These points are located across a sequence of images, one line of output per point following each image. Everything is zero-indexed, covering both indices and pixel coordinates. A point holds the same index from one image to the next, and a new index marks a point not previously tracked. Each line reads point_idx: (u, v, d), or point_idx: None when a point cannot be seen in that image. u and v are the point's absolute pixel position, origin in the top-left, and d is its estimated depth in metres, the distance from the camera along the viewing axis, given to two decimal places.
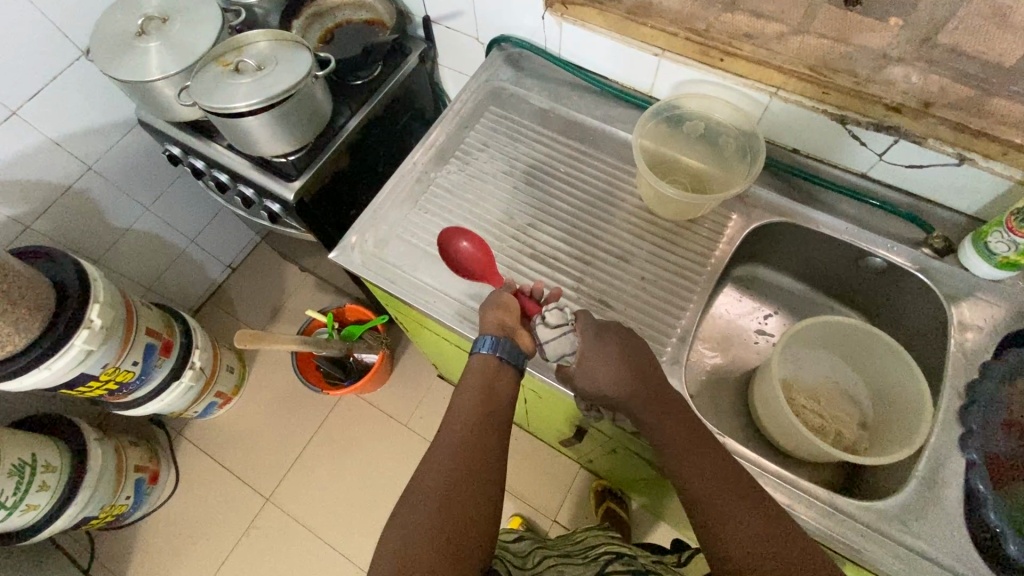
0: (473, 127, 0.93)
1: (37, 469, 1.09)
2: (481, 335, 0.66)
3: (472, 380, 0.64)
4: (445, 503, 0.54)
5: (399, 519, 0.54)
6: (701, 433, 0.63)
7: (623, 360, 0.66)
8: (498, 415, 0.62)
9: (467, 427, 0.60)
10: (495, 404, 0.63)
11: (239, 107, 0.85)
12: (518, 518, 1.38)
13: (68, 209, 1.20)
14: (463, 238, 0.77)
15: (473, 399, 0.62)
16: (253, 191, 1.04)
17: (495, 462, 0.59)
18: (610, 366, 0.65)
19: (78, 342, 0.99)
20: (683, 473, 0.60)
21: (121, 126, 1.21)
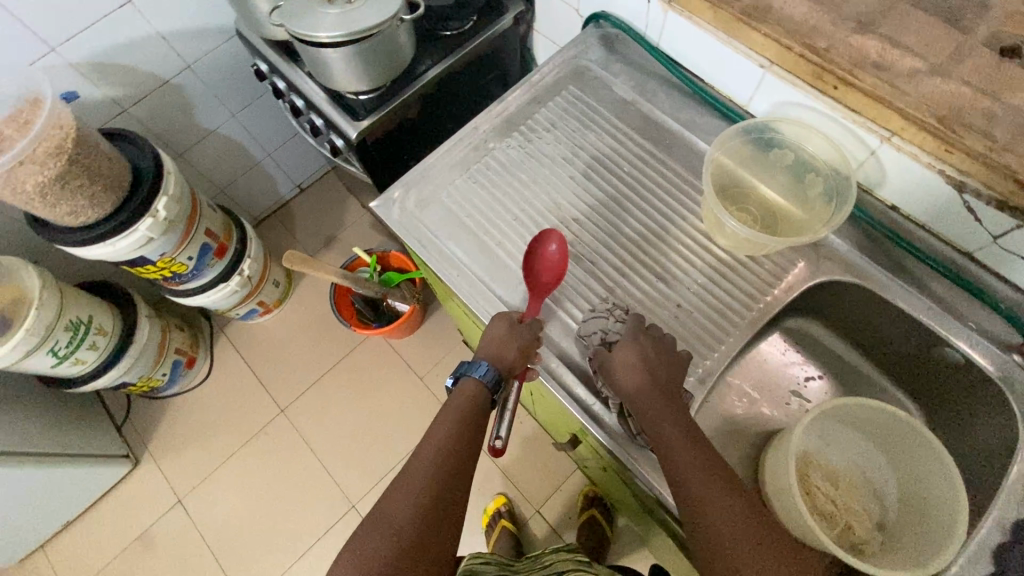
0: (546, 104, 0.88)
1: (90, 330, 1.21)
2: (481, 360, 0.68)
3: (461, 396, 0.67)
4: (410, 524, 0.54)
5: (364, 539, 0.53)
6: (697, 427, 0.60)
7: (645, 351, 0.65)
8: (474, 438, 0.64)
9: (441, 445, 0.62)
10: (472, 426, 0.64)
11: (320, 38, 0.85)
12: (503, 497, 1.39)
13: (162, 100, 1.27)
14: (553, 243, 0.72)
15: (454, 417, 0.65)
16: (324, 122, 1.05)
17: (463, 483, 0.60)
18: (630, 350, 0.64)
19: (142, 229, 1.06)
20: (677, 467, 0.57)
21: (222, 32, 1.25)
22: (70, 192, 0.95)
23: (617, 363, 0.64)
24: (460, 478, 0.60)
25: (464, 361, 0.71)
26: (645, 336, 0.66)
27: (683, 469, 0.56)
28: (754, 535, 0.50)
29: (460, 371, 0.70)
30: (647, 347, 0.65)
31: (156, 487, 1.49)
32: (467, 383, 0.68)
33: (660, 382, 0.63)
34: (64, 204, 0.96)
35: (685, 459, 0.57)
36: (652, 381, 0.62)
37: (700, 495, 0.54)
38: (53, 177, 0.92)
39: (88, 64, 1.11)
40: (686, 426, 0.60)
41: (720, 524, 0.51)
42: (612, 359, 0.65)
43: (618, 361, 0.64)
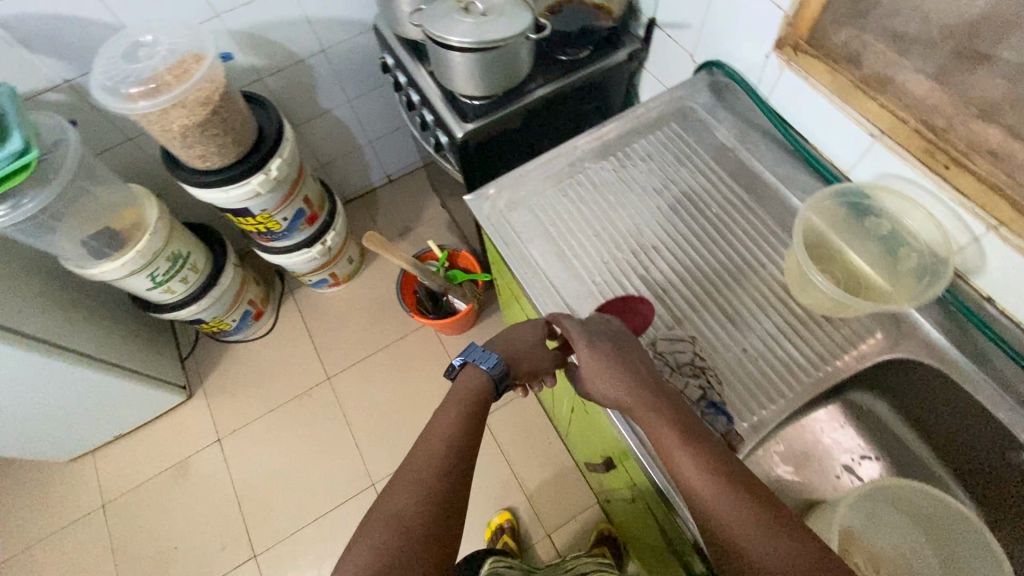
0: (646, 136, 0.91)
1: (186, 265, 1.33)
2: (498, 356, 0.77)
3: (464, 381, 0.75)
4: (411, 514, 0.58)
5: (369, 531, 0.57)
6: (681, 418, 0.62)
7: (617, 349, 0.68)
8: (475, 430, 0.69)
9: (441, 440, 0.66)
10: (473, 421, 0.69)
11: (452, 42, 0.93)
12: (509, 513, 1.38)
13: (294, 76, 1.41)
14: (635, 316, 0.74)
15: (458, 415, 0.70)
16: (433, 118, 1.13)
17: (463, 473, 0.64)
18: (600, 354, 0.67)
19: (253, 183, 1.17)
20: (672, 459, 0.59)
21: (360, 26, 1.38)
22: (205, 138, 1.07)
23: (594, 366, 0.68)
24: (461, 468, 0.64)
25: (477, 346, 0.78)
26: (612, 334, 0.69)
27: (679, 459, 0.58)
28: (755, 513, 0.52)
29: (472, 356, 0.77)
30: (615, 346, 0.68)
31: (201, 422, 1.59)
32: (475, 368, 0.76)
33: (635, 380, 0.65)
34: (198, 148, 1.08)
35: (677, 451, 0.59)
36: (630, 381, 0.65)
37: (698, 480, 0.56)
38: (196, 122, 1.04)
39: (243, 34, 1.25)
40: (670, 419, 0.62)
41: (722, 505, 0.53)
42: (587, 368, 0.68)
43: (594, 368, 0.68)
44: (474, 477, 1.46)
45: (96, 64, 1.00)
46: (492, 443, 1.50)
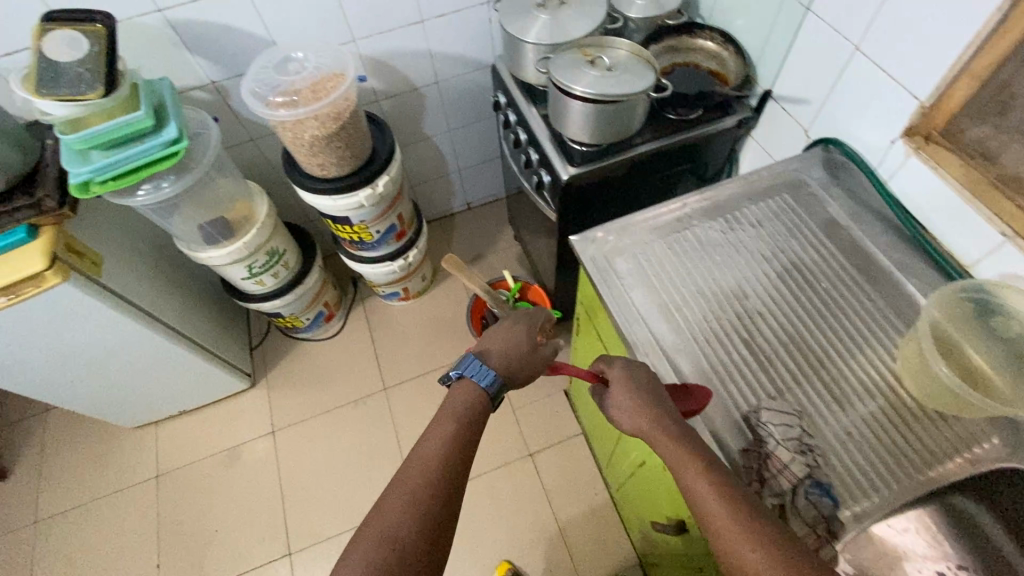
0: (757, 202, 0.92)
1: (279, 261, 1.41)
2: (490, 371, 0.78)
3: (459, 396, 0.76)
4: (402, 532, 0.61)
5: (361, 547, 0.60)
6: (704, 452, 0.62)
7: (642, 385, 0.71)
8: (465, 446, 0.71)
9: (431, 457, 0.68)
10: (462, 438, 0.71)
11: (575, 91, 0.98)
12: (507, 565, 1.36)
13: (406, 101, 1.50)
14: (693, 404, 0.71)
15: (448, 422, 0.72)
16: (538, 157, 1.18)
17: (453, 490, 0.67)
18: (621, 389, 0.71)
19: (360, 195, 1.24)
20: (695, 493, 0.60)
21: (475, 63, 1.47)
22: (327, 150, 1.15)
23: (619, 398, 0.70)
24: (448, 483, 0.66)
25: (475, 361, 0.78)
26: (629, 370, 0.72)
27: (700, 496, 0.59)
28: (774, 555, 0.53)
29: (468, 371, 0.78)
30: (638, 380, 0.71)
31: (258, 412, 1.65)
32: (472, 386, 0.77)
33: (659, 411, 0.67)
34: (319, 158, 1.17)
35: (699, 486, 0.59)
36: (654, 416, 0.67)
37: (719, 515, 0.57)
38: (324, 135, 1.12)
39: (373, 59, 1.36)
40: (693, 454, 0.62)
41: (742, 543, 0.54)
42: (612, 401, 0.71)
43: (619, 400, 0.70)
44: (515, 514, 1.44)
45: (249, 72, 1.10)
46: (535, 482, 1.48)
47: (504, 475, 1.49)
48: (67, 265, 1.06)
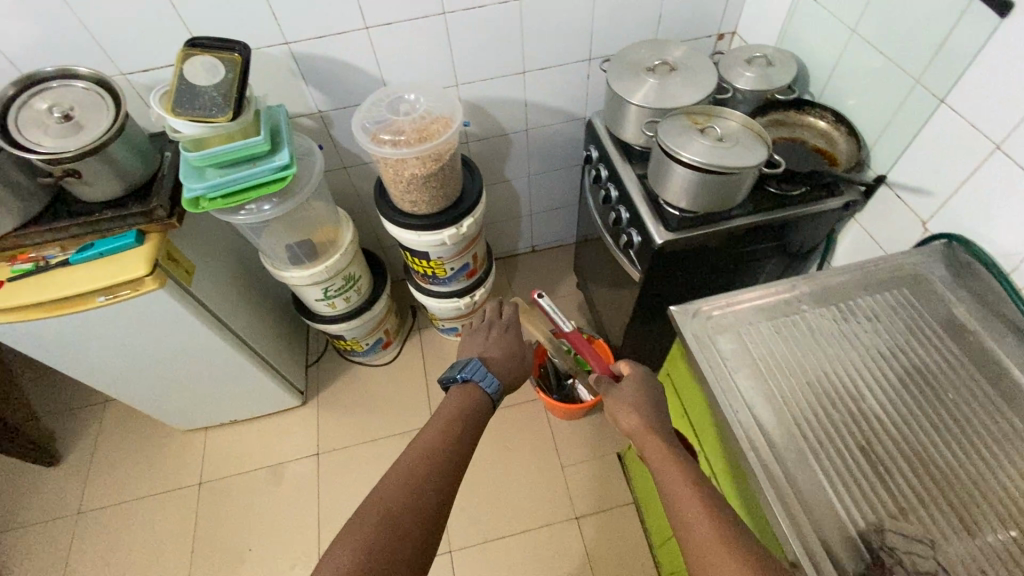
0: (872, 294, 0.87)
1: (352, 286, 1.43)
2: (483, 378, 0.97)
3: (464, 393, 0.97)
4: (397, 506, 0.76)
5: (365, 519, 0.73)
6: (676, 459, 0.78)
7: (639, 400, 0.88)
8: (452, 444, 0.87)
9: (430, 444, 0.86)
10: (453, 441, 0.88)
11: (682, 158, 0.97)
12: None
13: (493, 145, 1.53)
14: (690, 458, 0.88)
15: (440, 428, 0.89)
16: (630, 216, 1.16)
17: (443, 482, 0.81)
18: (624, 398, 0.88)
19: (445, 234, 1.25)
20: (666, 484, 0.75)
21: (565, 115, 1.50)
22: (422, 188, 1.17)
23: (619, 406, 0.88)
24: (439, 471, 0.82)
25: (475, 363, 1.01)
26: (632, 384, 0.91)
27: (668, 493, 0.73)
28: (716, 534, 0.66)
29: (472, 374, 0.99)
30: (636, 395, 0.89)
31: (306, 431, 1.64)
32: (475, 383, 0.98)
33: (649, 422, 0.84)
34: (413, 195, 1.19)
35: (671, 480, 0.75)
36: (660, 448, 0.80)
37: (682, 505, 0.71)
38: (422, 174, 1.14)
39: (470, 103, 1.40)
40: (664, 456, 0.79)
41: (696, 519, 0.68)
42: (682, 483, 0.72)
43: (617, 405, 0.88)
44: None
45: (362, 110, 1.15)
46: (579, 548, 1.40)
47: (547, 535, 1.42)
48: (165, 272, 1.10)
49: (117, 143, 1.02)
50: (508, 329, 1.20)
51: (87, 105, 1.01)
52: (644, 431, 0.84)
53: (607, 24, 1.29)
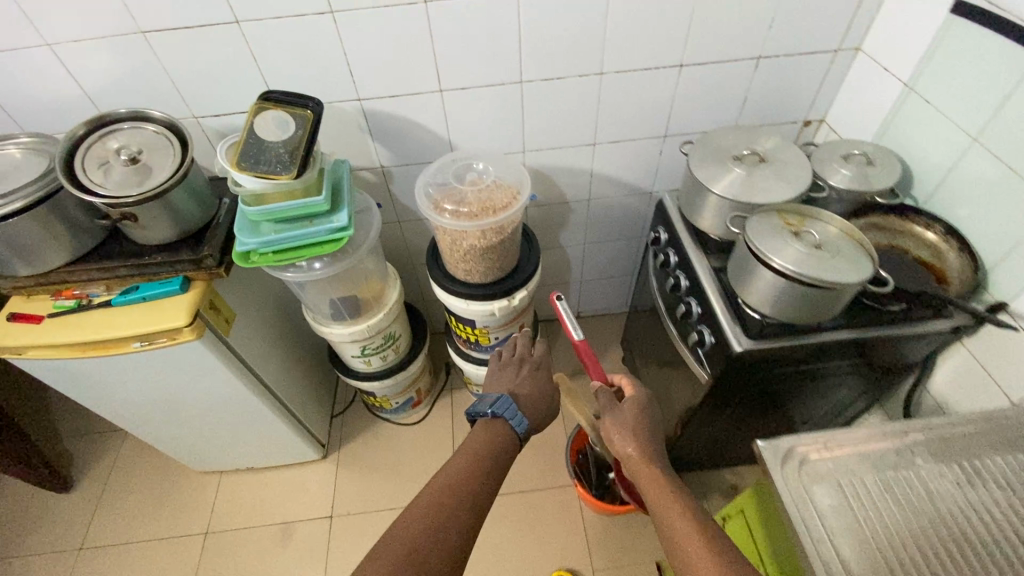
0: (1002, 454, 0.74)
1: (390, 345, 1.35)
2: (505, 409, 0.94)
3: (489, 429, 0.92)
4: (424, 529, 0.71)
5: (392, 541, 0.69)
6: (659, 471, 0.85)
7: (638, 424, 0.93)
8: (483, 469, 0.84)
9: (455, 478, 0.81)
10: (483, 466, 0.84)
11: (773, 264, 0.87)
12: None
13: (552, 212, 1.47)
14: None
15: (471, 454, 0.86)
16: (701, 311, 1.04)
17: (471, 506, 0.78)
18: (624, 420, 0.93)
19: (495, 304, 1.17)
20: (653, 497, 0.82)
21: (631, 189, 1.43)
22: (479, 258, 1.11)
23: (617, 423, 0.93)
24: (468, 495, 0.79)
25: (506, 401, 0.95)
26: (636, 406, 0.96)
27: (673, 523, 0.76)
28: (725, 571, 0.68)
29: (501, 413, 0.94)
30: (633, 412, 0.95)
31: (322, 489, 1.55)
32: (503, 425, 0.93)
33: (638, 435, 0.91)
34: (468, 264, 1.12)
35: (659, 494, 0.81)
36: None
37: (682, 535, 0.74)
38: (482, 246, 1.07)
39: (534, 170, 1.35)
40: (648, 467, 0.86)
41: (682, 529, 0.74)
42: None
43: (615, 423, 0.93)
44: None
45: (425, 176, 1.10)
46: None
47: None
48: (204, 322, 1.05)
49: (178, 190, 1.00)
50: (541, 369, 1.11)
51: (155, 150, 0.99)
52: (635, 444, 0.89)
53: (688, 104, 1.23)
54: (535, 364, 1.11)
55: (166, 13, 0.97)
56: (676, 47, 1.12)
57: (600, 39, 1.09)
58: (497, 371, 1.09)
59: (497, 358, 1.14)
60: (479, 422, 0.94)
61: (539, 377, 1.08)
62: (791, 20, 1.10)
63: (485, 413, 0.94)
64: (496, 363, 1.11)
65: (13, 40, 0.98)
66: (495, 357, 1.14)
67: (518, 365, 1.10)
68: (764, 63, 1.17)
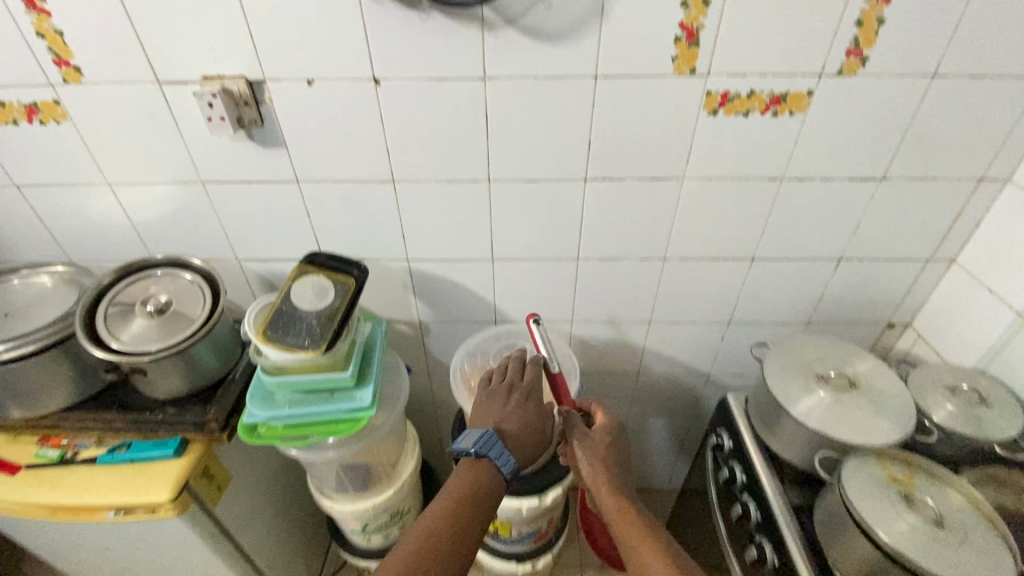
0: None
1: (397, 522, 1.17)
2: (487, 445, 0.77)
3: (475, 471, 0.77)
4: None
5: None
6: (626, 495, 0.79)
7: (608, 450, 0.85)
8: (466, 508, 0.72)
9: (432, 523, 0.70)
10: (468, 505, 0.73)
11: (880, 540, 0.69)
12: None
13: (595, 381, 1.34)
14: None
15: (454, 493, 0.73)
16: (777, 563, 0.83)
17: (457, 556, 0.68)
18: (594, 446, 0.85)
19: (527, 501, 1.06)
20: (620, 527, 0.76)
21: (685, 368, 1.29)
22: None
23: (585, 448, 0.85)
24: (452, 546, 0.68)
25: (493, 437, 0.79)
26: (604, 426, 0.89)
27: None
28: None
29: (485, 451, 0.77)
30: (604, 438, 0.86)
31: None
32: (488, 465, 0.77)
33: (607, 463, 0.83)
34: None
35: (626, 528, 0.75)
36: None
37: None
38: None
39: (581, 340, 1.24)
40: (617, 493, 0.79)
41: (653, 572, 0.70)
42: None
43: (583, 444, 0.85)
44: None
45: (457, 360, 1.08)
46: None
47: None
48: (192, 494, 0.92)
49: (200, 345, 0.91)
50: (531, 398, 0.88)
51: (184, 299, 0.93)
52: (603, 473, 0.81)
53: (758, 295, 1.13)
54: (525, 392, 0.88)
55: (230, 167, 0.96)
56: (750, 240, 1.03)
57: (668, 227, 1.02)
58: (486, 404, 0.87)
59: (485, 384, 0.91)
60: (462, 462, 0.78)
61: (529, 407, 0.87)
62: (880, 227, 1.01)
63: (469, 455, 0.77)
64: (484, 394, 0.89)
65: (79, 177, 0.98)
66: (484, 384, 0.91)
67: (507, 392, 0.88)
68: (846, 263, 1.07)
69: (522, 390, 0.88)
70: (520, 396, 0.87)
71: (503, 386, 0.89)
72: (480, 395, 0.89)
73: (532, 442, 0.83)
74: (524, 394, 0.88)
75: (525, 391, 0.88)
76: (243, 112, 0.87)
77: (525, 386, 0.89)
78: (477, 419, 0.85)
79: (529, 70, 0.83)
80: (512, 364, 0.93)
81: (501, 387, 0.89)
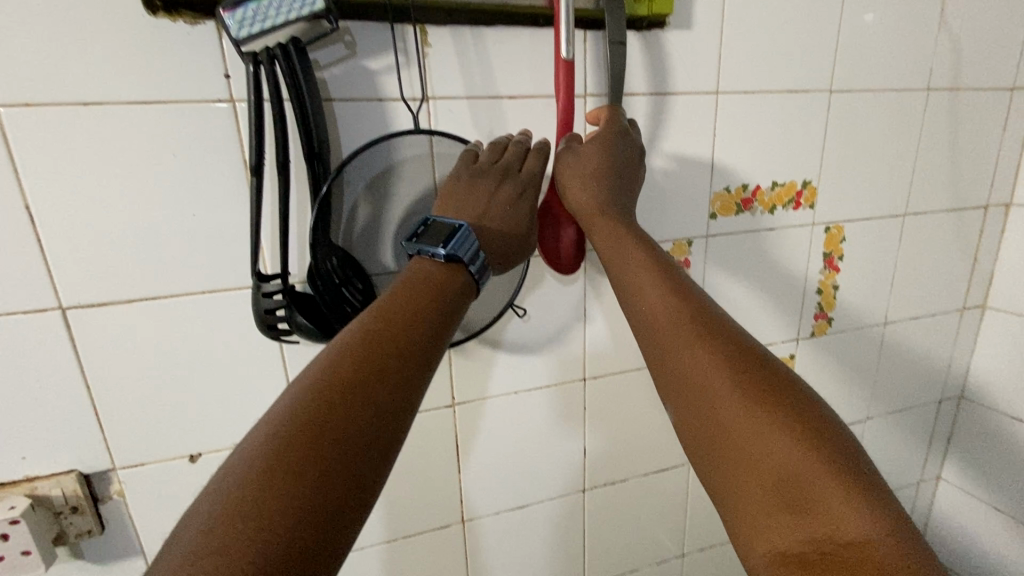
0: None
1: None
2: (455, 242, 0.46)
3: (430, 270, 0.45)
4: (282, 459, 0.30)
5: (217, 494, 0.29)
6: (680, 275, 0.46)
7: (620, 172, 0.52)
8: (409, 326, 0.40)
9: (383, 314, 0.40)
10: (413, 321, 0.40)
11: None
12: None
13: None
14: None
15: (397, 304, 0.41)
16: None
17: (377, 389, 0.35)
18: (596, 167, 0.51)
19: None
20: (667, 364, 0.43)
21: None
22: None
23: (577, 171, 0.52)
24: (365, 376, 0.35)
25: (469, 235, 0.47)
26: (603, 141, 0.52)
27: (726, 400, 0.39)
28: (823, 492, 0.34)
29: (456, 253, 0.45)
30: (610, 151, 0.51)
31: None
32: (455, 274, 0.46)
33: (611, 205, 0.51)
34: None
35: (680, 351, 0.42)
36: None
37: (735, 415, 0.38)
38: None
39: None
40: (673, 290, 0.45)
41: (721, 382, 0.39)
42: None
43: (570, 174, 0.52)
44: None
45: None
46: None
47: None
48: None
49: None
50: (526, 195, 0.52)
51: None
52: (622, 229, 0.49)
53: None
54: (520, 187, 0.51)
55: None
56: None
57: (682, 519, 0.83)
58: (459, 194, 0.50)
59: (467, 160, 0.51)
60: (417, 264, 0.46)
61: (522, 209, 0.52)
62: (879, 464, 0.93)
63: (435, 259, 0.46)
64: (454, 175, 0.50)
65: None
66: (466, 160, 0.51)
67: (496, 179, 0.50)
68: None
69: (517, 181, 0.51)
70: (512, 189, 0.51)
71: (495, 169, 0.51)
72: (450, 179, 0.50)
73: (515, 246, 0.52)
74: (518, 188, 0.51)
75: (519, 183, 0.51)
76: (67, 524, 0.53)
77: (524, 176, 0.52)
78: (442, 212, 0.49)
79: (508, 386, 0.68)
80: (511, 150, 0.52)
81: (493, 170, 0.50)
